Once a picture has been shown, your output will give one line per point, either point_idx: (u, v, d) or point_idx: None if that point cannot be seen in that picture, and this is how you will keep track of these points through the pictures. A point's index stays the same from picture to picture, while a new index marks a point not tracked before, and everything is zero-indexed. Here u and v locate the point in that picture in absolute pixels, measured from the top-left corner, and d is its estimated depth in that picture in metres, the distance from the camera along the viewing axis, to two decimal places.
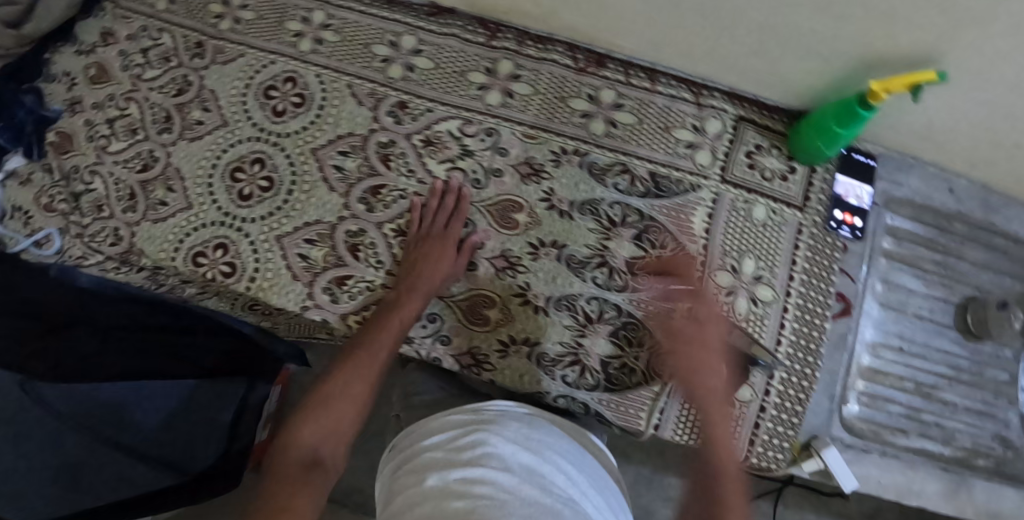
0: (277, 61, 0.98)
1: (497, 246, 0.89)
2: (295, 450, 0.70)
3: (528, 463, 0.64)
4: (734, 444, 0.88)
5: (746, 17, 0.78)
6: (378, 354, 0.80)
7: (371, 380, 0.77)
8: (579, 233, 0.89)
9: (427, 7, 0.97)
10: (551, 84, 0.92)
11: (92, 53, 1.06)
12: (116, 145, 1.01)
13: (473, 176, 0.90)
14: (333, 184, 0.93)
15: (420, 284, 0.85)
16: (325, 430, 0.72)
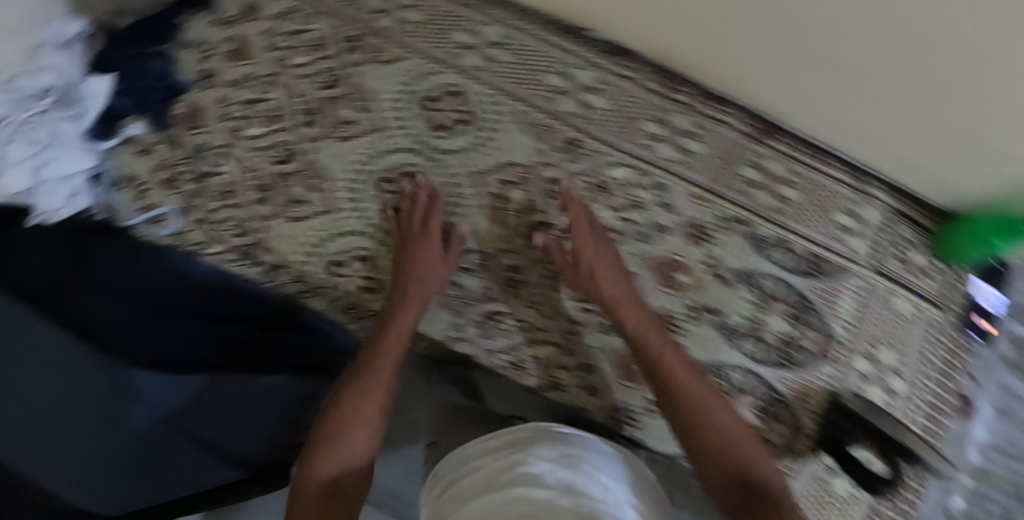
0: (440, 72, 0.93)
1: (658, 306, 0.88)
2: (320, 474, 0.70)
3: (566, 478, 0.62)
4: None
5: (941, 120, 0.80)
6: (381, 371, 0.79)
7: (380, 400, 0.77)
8: (737, 303, 0.89)
9: (608, 44, 0.93)
10: (723, 150, 0.91)
11: (233, 26, 1.00)
12: (253, 129, 0.96)
13: (640, 230, 0.89)
14: (496, 213, 0.91)
15: (412, 293, 0.85)
16: (356, 449, 0.73)
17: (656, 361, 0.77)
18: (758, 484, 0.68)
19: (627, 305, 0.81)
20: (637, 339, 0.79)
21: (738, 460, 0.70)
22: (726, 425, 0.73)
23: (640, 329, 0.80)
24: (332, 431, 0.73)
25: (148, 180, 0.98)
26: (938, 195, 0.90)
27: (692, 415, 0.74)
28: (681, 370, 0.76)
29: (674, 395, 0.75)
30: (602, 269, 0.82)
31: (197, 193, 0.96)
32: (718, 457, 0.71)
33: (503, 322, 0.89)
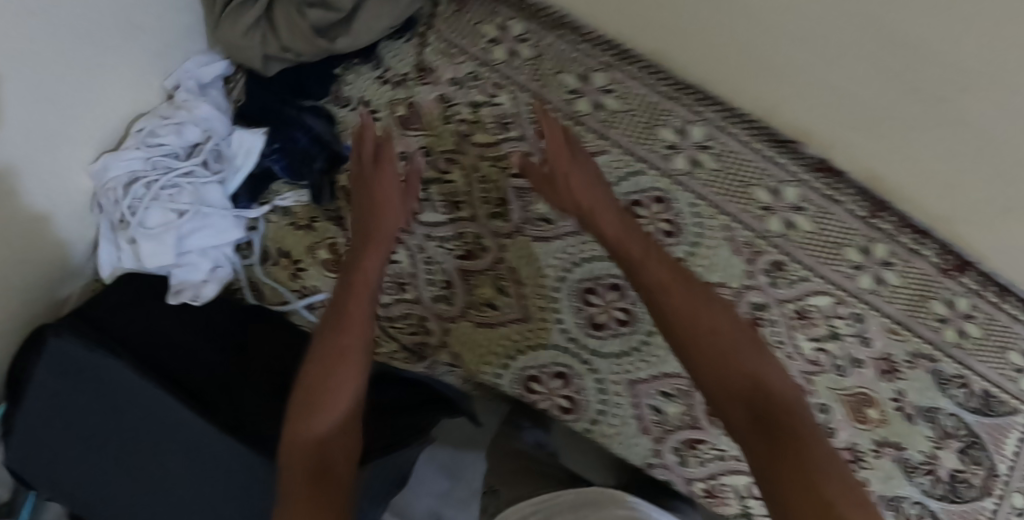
0: (645, 173, 0.87)
1: (848, 439, 0.87)
2: (304, 432, 0.68)
3: None
4: None
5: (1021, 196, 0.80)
6: (347, 326, 0.74)
7: (350, 357, 0.73)
8: (917, 438, 0.87)
9: (818, 161, 0.88)
10: (916, 282, 0.89)
11: (404, 87, 0.90)
12: (431, 215, 0.86)
13: (837, 362, 0.87)
14: None
15: (369, 233, 0.78)
16: (335, 404, 0.70)
17: (683, 326, 0.71)
18: (782, 437, 0.63)
19: (659, 265, 0.74)
20: (663, 295, 0.73)
21: (782, 415, 0.65)
22: (767, 373, 0.69)
23: (667, 284, 0.73)
24: (304, 408, 0.69)
25: (302, 258, 0.87)
26: None
27: (721, 374, 0.68)
28: (715, 332, 0.70)
29: (706, 357, 0.69)
30: (582, 182, 0.77)
31: None
32: (751, 406, 0.66)
33: (705, 453, 0.83)
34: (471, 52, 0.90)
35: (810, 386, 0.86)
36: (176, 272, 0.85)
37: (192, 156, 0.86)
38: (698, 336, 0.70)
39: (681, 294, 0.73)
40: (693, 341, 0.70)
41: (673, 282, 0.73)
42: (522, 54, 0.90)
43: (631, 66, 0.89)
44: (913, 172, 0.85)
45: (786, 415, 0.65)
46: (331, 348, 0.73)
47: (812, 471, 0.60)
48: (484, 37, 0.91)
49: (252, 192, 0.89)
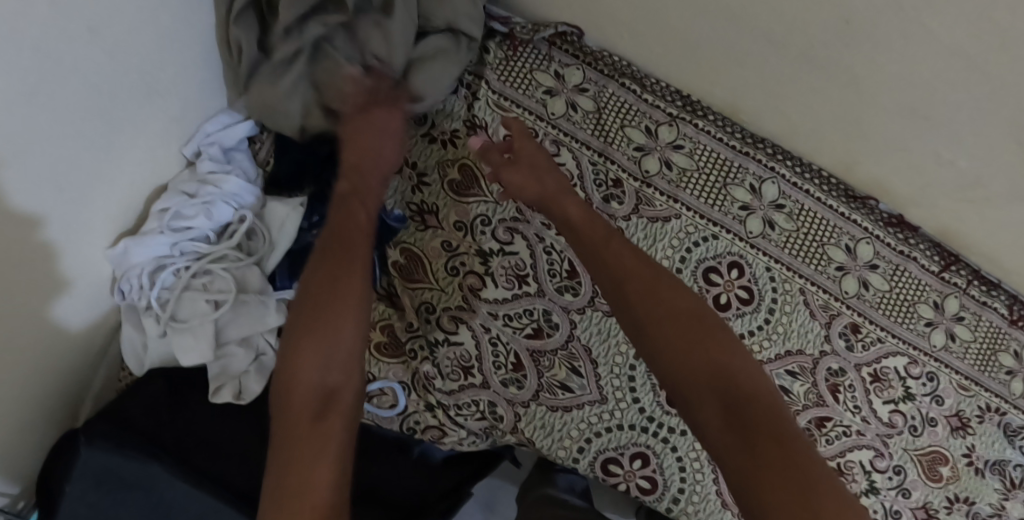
0: (719, 237, 0.83)
1: (921, 497, 0.85)
2: (302, 380, 0.59)
3: None
4: None
5: None
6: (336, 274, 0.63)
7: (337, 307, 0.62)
8: (988, 491, 0.86)
9: (892, 216, 0.85)
10: (987, 337, 0.87)
11: (455, 147, 0.83)
12: (493, 291, 0.79)
13: (912, 422, 0.85)
14: None
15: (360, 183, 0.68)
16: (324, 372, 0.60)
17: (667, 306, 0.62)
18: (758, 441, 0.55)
19: (645, 261, 0.65)
20: (626, 273, 0.64)
21: (757, 419, 0.56)
22: (736, 365, 0.60)
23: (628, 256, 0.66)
24: (292, 364, 0.60)
25: None
26: None
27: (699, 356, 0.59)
28: (687, 314, 0.62)
29: (680, 338, 0.60)
30: (547, 171, 0.71)
31: (432, 369, 0.78)
32: (723, 401, 0.57)
33: None
34: (531, 108, 0.84)
35: (886, 448, 0.84)
36: (213, 367, 0.74)
37: (223, 236, 0.76)
38: (675, 318, 0.61)
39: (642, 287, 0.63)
40: (664, 322, 0.61)
41: (643, 262, 0.65)
42: (582, 108, 0.84)
43: (699, 119, 0.84)
44: (996, 236, 0.80)
45: (755, 414, 0.57)
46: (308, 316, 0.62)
47: (806, 486, 0.51)
48: (539, 87, 0.84)
49: (292, 268, 0.79)
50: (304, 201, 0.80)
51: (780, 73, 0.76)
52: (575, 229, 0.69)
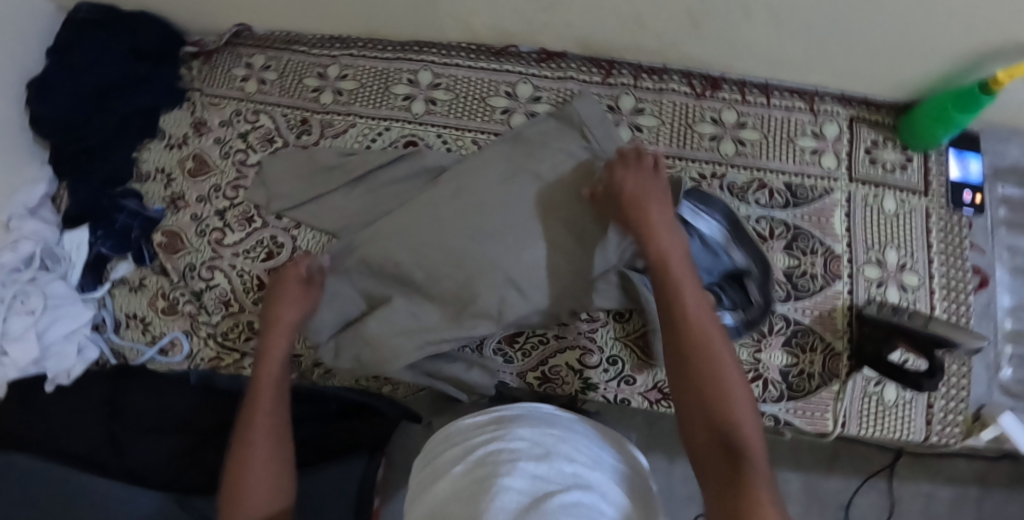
0: (392, 127, 0.97)
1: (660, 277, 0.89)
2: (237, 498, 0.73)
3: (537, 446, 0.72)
4: (870, 416, 0.90)
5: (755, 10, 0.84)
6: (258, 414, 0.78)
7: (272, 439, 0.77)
8: None
9: (538, 54, 0.98)
10: (674, 116, 0.96)
11: (186, 145, 1.02)
12: (232, 236, 0.97)
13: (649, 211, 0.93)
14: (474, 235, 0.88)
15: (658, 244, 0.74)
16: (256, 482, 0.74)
17: (696, 337, 0.69)
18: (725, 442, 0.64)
19: (680, 265, 0.73)
20: (659, 254, 0.73)
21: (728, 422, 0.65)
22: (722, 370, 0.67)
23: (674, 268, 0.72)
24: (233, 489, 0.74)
25: (146, 313, 0.97)
26: (887, 91, 0.96)
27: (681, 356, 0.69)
28: (693, 302, 0.71)
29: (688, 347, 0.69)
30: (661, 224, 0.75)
31: (196, 308, 0.96)
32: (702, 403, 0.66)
33: (527, 342, 0.89)
34: (229, 94, 1.03)
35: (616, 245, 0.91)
36: (48, 366, 0.93)
37: (31, 265, 0.96)
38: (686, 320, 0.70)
39: (688, 291, 0.71)
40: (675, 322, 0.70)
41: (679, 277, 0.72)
42: (269, 78, 1.03)
43: (356, 49, 1.01)
44: (614, 23, 0.91)
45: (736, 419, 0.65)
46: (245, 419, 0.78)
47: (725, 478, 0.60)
48: (236, 78, 1.03)
49: (94, 276, 0.99)
50: (88, 224, 0.99)
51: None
52: (654, 265, 0.73)
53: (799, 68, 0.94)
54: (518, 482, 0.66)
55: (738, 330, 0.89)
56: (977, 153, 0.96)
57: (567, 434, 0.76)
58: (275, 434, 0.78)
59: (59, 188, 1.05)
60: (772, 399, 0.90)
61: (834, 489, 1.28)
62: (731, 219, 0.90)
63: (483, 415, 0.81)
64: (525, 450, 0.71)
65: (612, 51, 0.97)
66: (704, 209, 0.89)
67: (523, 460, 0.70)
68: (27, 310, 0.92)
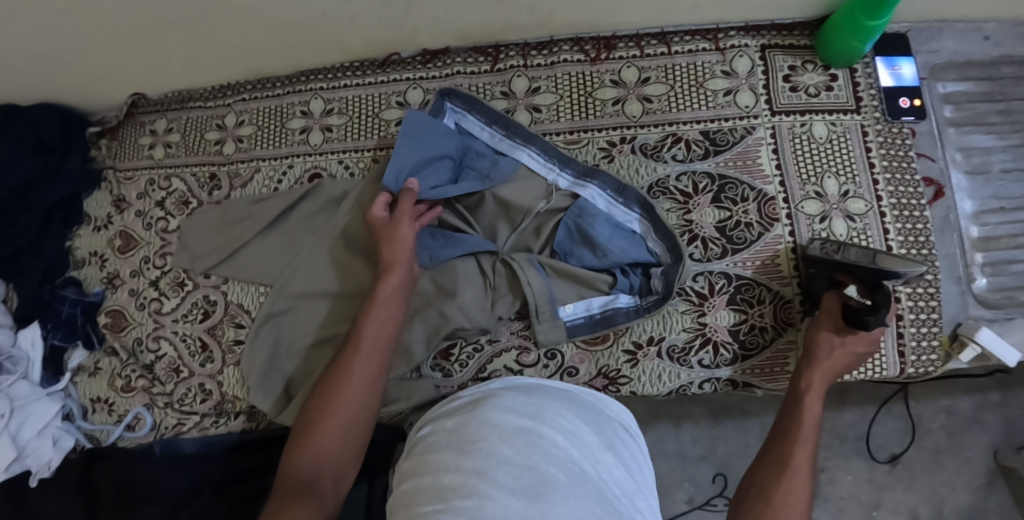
0: (294, 163, 0.96)
1: (560, 251, 0.85)
2: (297, 474, 0.68)
3: (526, 420, 0.72)
4: None
5: None
6: (348, 373, 0.72)
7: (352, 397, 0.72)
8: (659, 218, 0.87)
9: (420, 56, 0.95)
10: (571, 88, 0.92)
11: (110, 224, 1.03)
12: (168, 304, 0.98)
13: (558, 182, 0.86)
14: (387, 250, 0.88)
15: (828, 335, 0.78)
16: (329, 436, 0.70)
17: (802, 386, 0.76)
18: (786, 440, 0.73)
19: (831, 360, 0.77)
20: (812, 353, 0.78)
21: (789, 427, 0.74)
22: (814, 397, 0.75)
23: (825, 354, 0.77)
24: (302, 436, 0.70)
25: (108, 395, 1.00)
26: (795, 11, 0.89)
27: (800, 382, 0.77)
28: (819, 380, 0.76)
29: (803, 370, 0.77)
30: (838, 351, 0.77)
31: (152, 381, 0.98)
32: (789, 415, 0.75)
33: (462, 352, 0.87)
34: (140, 164, 1.03)
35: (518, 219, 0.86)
36: (29, 464, 0.96)
37: None
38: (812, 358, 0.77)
39: (825, 362, 0.77)
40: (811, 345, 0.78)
41: (828, 309, 0.79)
42: (173, 141, 1.02)
43: (245, 93, 1.00)
44: (486, 11, 0.87)
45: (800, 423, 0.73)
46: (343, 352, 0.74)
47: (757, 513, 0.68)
48: (144, 147, 1.04)
49: (53, 369, 1.01)
50: (37, 319, 1.01)
51: (248, 30, 0.89)
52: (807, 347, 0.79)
53: (693, 11, 0.88)
54: (516, 459, 0.67)
55: (628, 315, 0.84)
56: (909, 56, 0.91)
57: (547, 399, 0.76)
58: (377, 338, 0.74)
59: (8, 287, 1.04)
60: (726, 362, 0.84)
61: (849, 421, 1.16)
62: (648, 208, 0.83)
63: (475, 390, 0.80)
64: (513, 424, 0.71)
65: (494, 36, 0.93)
66: (621, 198, 0.84)
67: (514, 429, 0.70)
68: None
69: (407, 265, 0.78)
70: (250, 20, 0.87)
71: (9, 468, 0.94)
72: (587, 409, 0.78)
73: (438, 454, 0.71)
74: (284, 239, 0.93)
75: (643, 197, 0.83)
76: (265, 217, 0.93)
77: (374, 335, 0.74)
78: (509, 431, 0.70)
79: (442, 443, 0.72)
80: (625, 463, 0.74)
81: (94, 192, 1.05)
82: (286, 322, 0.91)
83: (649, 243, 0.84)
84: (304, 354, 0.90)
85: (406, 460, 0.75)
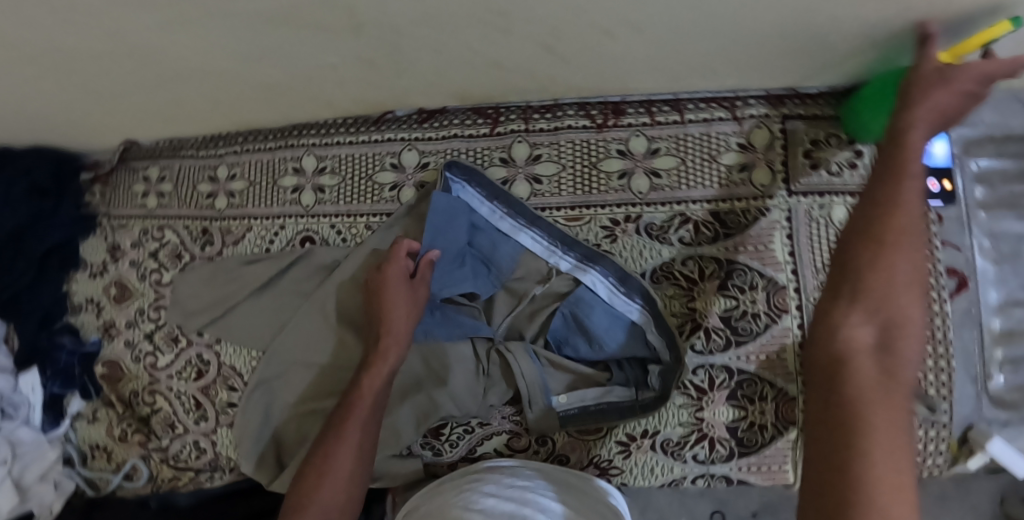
0: (286, 224, 0.93)
1: (556, 336, 0.83)
2: None
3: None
4: None
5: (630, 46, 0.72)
6: (343, 445, 0.74)
7: (347, 468, 0.74)
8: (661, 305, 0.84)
9: (416, 115, 0.90)
10: (575, 158, 0.86)
11: (106, 272, 1.02)
12: (163, 359, 0.98)
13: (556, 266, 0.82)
14: None
15: (901, 220, 0.59)
16: (325, 506, 0.73)
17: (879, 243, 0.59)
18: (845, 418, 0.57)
19: (909, 221, 0.59)
20: (882, 242, 0.59)
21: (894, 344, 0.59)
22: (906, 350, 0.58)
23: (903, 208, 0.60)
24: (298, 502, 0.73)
25: (106, 443, 1.01)
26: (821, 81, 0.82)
27: (849, 301, 0.60)
28: (902, 270, 0.58)
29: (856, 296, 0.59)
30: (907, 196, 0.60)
31: (148, 434, 0.99)
32: (833, 382, 0.59)
33: (453, 433, 0.85)
34: (134, 213, 1.01)
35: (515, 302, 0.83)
36: (32, 505, 0.97)
37: None
38: (892, 217, 0.60)
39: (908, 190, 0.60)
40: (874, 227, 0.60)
41: (912, 171, 0.60)
42: (165, 190, 1.00)
43: (236, 144, 0.96)
44: (482, 78, 0.81)
45: (884, 322, 0.58)
46: (337, 424, 0.75)
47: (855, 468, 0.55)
48: (137, 194, 1.02)
49: (54, 414, 1.02)
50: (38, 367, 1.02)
51: (232, 91, 0.85)
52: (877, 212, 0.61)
53: (708, 80, 0.81)
54: None
55: (625, 410, 0.80)
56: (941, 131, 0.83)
57: (528, 496, 0.74)
58: (371, 414, 0.75)
59: (9, 328, 1.04)
60: (721, 458, 0.82)
61: None
62: (651, 300, 0.78)
63: (455, 483, 0.78)
64: None
65: (493, 98, 0.87)
66: (623, 287, 0.79)
67: None
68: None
69: (400, 352, 0.76)
70: (236, 83, 0.83)
71: (12, 512, 0.96)
72: (572, 502, 0.76)
73: None
74: (277, 305, 0.92)
75: (645, 288, 0.78)
76: (257, 281, 0.92)
77: (367, 410, 0.75)
78: None
79: None
80: None
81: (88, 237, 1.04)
82: (278, 391, 0.90)
83: (651, 337, 0.79)
84: (294, 421, 0.90)
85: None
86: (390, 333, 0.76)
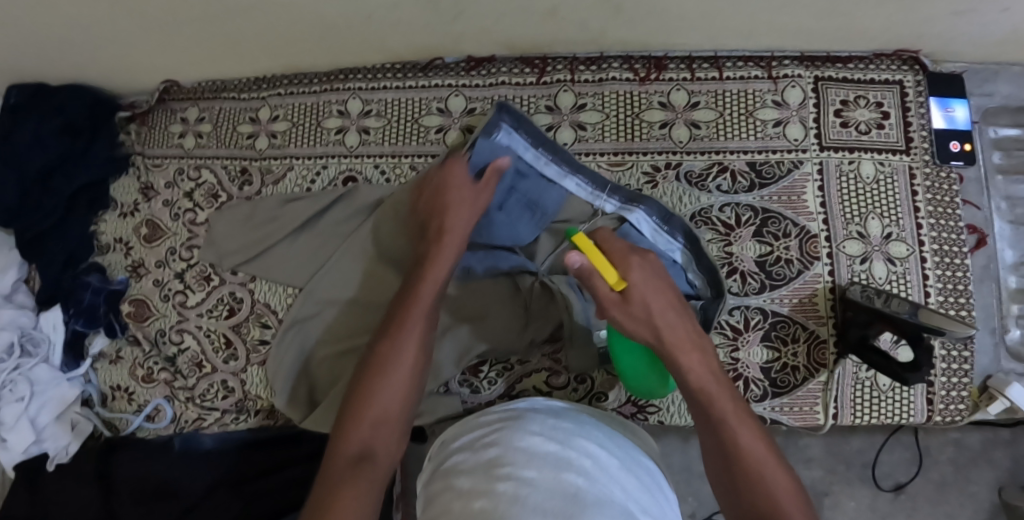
0: (329, 164, 0.95)
1: None
2: (353, 439, 0.63)
3: (555, 447, 0.69)
4: (850, 395, 0.85)
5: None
6: (407, 327, 0.68)
7: (413, 352, 0.67)
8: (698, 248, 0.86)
9: (465, 62, 0.93)
10: (618, 107, 0.90)
11: (137, 212, 1.01)
12: (194, 297, 0.97)
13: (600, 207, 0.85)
14: None
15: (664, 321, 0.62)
16: (388, 401, 0.65)
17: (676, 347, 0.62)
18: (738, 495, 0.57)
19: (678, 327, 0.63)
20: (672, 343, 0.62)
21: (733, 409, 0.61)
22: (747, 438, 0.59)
23: (670, 323, 0.62)
24: (359, 392, 0.65)
25: (128, 383, 0.99)
26: (853, 45, 0.87)
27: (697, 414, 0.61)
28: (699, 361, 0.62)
29: (751, 494, 0.56)
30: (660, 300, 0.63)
31: (173, 374, 0.97)
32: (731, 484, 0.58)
33: (492, 370, 0.87)
34: (170, 153, 1.01)
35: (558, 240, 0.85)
36: (47, 446, 0.96)
37: (14, 354, 0.96)
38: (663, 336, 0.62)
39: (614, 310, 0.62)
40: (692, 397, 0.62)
41: (629, 289, 0.62)
42: (204, 131, 1.00)
43: (282, 87, 0.98)
44: (538, 25, 0.84)
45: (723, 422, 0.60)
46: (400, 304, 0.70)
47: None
48: (174, 135, 1.02)
49: (75, 354, 1.00)
50: (60, 305, 0.99)
51: (292, 29, 0.87)
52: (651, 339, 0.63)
53: (749, 37, 0.85)
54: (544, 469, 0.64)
55: None
56: (962, 98, 0.89)
57: (574, 427, 0.74)
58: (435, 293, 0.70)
59: (30, 269, 1.04)
60: (755, 398, 0.84)
61: None
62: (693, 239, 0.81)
63: (494, 417, 0.77)
64: (541, 445, 0.69)
65: (543, 47, 0.90)
66: (666, 226, 0.81)
67: (543, 450, 0.68)
68: (17, 397, 0.94)
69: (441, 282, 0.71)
70: (299, 21, 0.85)
71: (26, 450, 0.95)
72: (613, 439, 0.76)
73: (464, 476, 0.68)
74: (314, 242, 0.92)
75: (689, 227, 0.81)
76: (296, 218, 0.92)
77: (431, 293, 0.70)
78: (539, 452, 0.67)
79: (470, 465, 0.69)
80: (649, 489, 0.71)
81: (121, 178, 1.03)
82: (313, 327, 0.90)
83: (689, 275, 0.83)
84: (328, 361, 0.89)
85: (432, 483, 0.71)
86: (450, 222, 0.74)
